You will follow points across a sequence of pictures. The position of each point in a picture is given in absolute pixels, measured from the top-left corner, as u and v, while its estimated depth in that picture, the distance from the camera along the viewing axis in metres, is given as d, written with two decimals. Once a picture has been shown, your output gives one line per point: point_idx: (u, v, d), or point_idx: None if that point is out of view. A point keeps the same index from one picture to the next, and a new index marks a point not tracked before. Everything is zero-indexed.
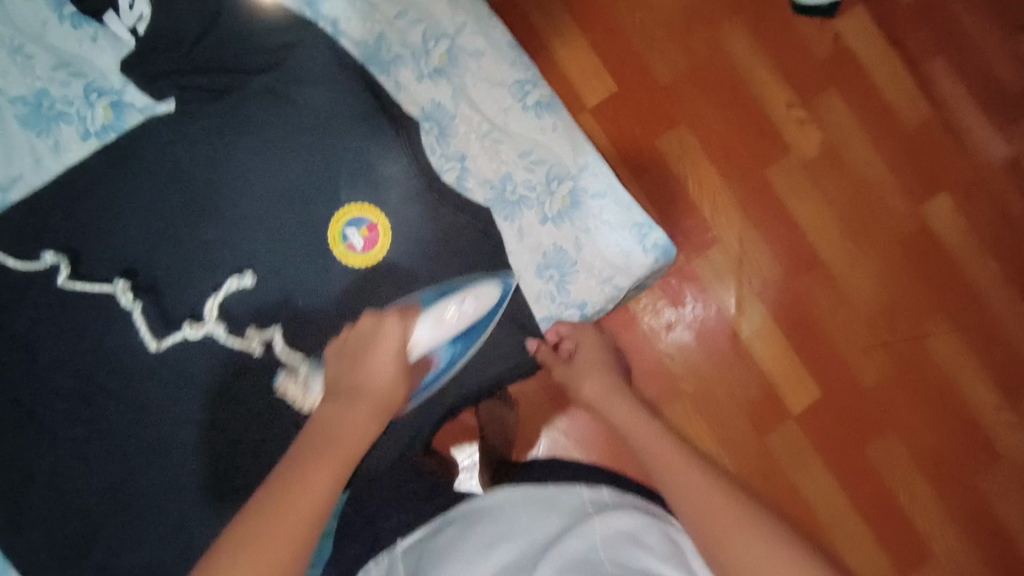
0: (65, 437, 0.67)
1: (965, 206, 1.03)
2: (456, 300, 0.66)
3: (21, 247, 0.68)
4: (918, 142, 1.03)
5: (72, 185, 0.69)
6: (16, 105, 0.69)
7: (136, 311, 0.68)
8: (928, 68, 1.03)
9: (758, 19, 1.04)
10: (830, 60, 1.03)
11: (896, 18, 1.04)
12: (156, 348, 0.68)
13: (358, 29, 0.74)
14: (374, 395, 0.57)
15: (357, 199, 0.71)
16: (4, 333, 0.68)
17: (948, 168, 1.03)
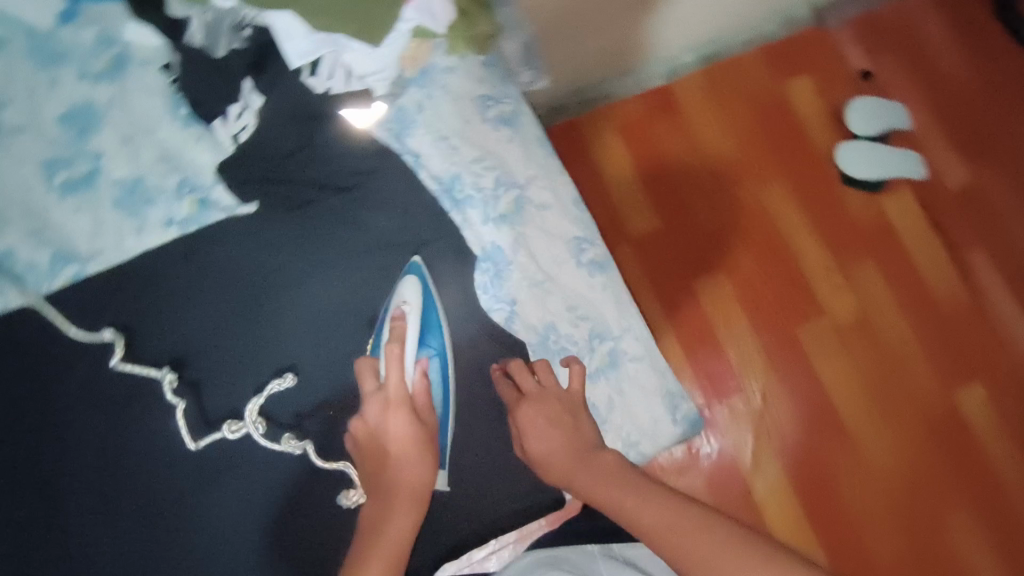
0: (78, 511, 0.68)
1: (875, 389, 1.34)
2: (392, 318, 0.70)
3: (85, 316, 0.72)
4: (844, 335, 1.37)
5: (147, 266, 0.74)
6: (113, 188, 0.74)
7: (178, 407, 0.71)
8: (859, 277, 1.41)
9: (734, 225, 1.44)
10: (790, 259, 1.39)
11: (844, 238, 1.42)
12: (193, 447, 0.71)
13: (438, 166, 0.77)
14: (406, 493, 0.62)
15: None
16: (44, 396, 0.70)
17: (867, 358, 1.36)
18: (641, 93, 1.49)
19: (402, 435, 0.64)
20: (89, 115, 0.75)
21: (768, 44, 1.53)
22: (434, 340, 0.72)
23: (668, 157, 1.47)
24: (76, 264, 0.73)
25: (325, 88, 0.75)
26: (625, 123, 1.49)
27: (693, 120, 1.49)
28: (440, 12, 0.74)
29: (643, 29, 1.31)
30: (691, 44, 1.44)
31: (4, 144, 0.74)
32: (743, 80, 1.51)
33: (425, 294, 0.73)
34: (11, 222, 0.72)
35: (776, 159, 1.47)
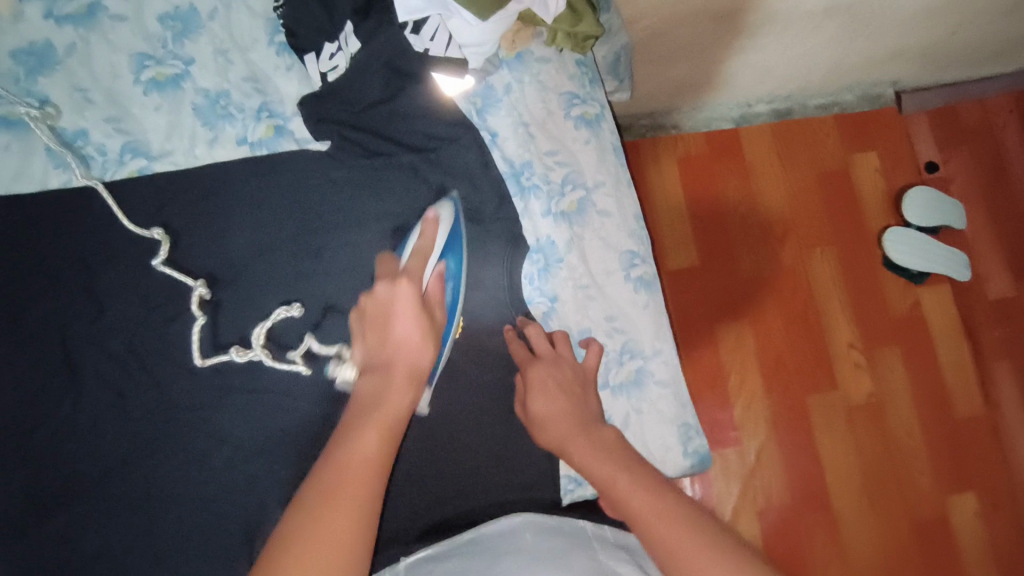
0: (87, 397, 0.68)
1: (871, 470, 1.34)
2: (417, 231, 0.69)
3: (140, 211, 0.73)
4: (853, 411, 1.37)
5: (209, 178, 0.74)
6: (197, 95, 0.75)
7: (198, 322, 0.71)
8: (882, 358, 1.40)
9: (772, 279, 1.43)
10: (811, 326, 1.41)
11: (874, 318, 1.42)
12: (200, 363, 0.70)
13: (512, 150, 0.79)
14: (406, 365, 0.58)
15: None
16: (82, 278, 0.71)
17: (871, 438, 1.36)
18: (708, 130, 1.49)
19: (410, 304, 0.60)
20: (190, 21, 0.76)
21: (844, 111, 1.52)
22: (453, 257, 0.70)
23: (720, 198, 1.47)
24: (145, 159, 0.74)
25: (423, 49, 0.73)
26: (685, 156, 1.48)
27: (753, 168, 1.48)
28: (552, 2, 0.73)
29: (727, 67, 1.31)
30: (769, 93, 1.43)
31: (103, 28, 0.75)
32: (812, 141, 1.50)
33: (457, 222, 0.72)
34: (92, 104, 0.74)
35: (826, 225, 1.47)
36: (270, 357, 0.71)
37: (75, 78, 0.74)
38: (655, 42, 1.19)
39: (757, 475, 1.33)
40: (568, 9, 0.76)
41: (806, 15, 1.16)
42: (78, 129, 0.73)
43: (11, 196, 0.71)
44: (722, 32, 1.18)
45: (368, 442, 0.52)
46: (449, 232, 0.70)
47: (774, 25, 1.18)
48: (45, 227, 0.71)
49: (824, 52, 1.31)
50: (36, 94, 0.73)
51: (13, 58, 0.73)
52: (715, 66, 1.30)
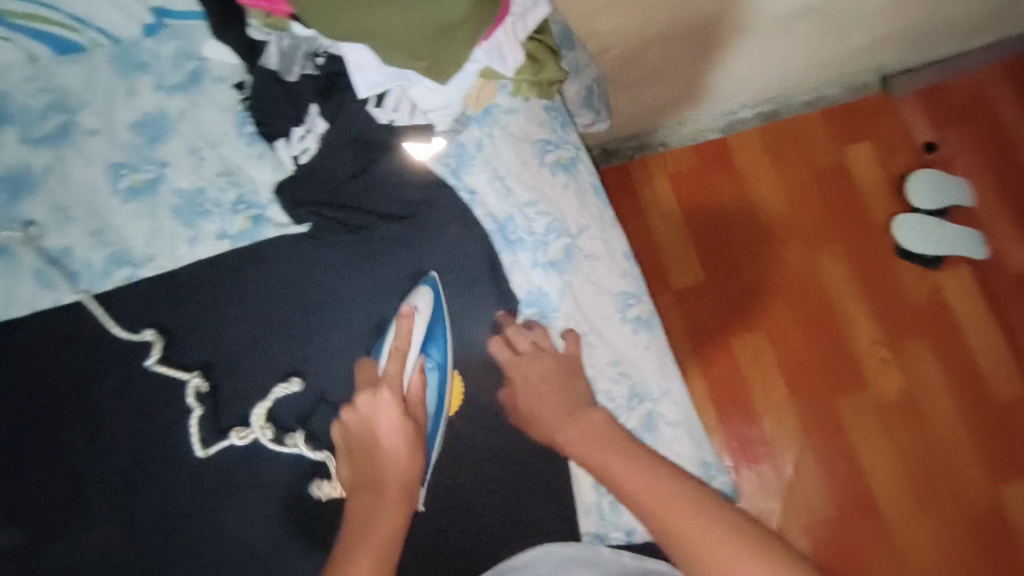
0: (97, 515, 0.68)
1: (916, 470, 1.29)
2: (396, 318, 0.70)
3: (132, 319, 0.73)
4: (887, 410, 1.32)
5: (196, 276, 0.75)
6: (174, 196, 0.76)
7: (195, 414, 0.70)
8: (909, 351, 1.36)
9: (783, 285, 1.40)
10: (829, 326, 1.37)
11: (893, 311, 1.38)
12: (200, 454, 0.69)
13: (493, 205, 0.78)
14: (397, 483, 0.61)
15: None
16: (82, 392, 0.71)
17: (909, 435, 1.31)
18: (694, 144, 1.48)
19: (391, 412, 0.63)
20: (160, 125, 0.77)
21: (830, 106, 1.50)
22: (438, 348, 0.70)
23: (717, 210, 1.45)
24: (130, 268, 0.74)
25: (388, 120, 0.73)
26: (675, 173, 1.47)
27: (747, 176, 1.47)
28: (510, 56, 0.73)
29: (703, 83, 1.31)
30: (751, 100, 1.43)
31: (77, 144, 0.76)
32: (802, 140, 1.49)
33: (438, 302, 0.72)
34: (74, 221, 0.74)
35: (830, 223, 1.44)
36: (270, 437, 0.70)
37: (55, 197, 0.75)
38: (628, 69, 1.19)
39: (798, 489, 1.29)
40: (529, 60, 0.76)
41: (774, 22, 1.17)
42: (62, 246, 0.73)
43: (5, 322, 0.72)
44: (692, 51, 1.19)
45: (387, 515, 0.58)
46: (428, 325, 0.70)
47: (746, 33, 1.18)
48: (42, 346, 0.72)
49: (798, 54, 1.31)
50: (19, 219, 0.74)
51: None
52: (694, 80, 1.29)
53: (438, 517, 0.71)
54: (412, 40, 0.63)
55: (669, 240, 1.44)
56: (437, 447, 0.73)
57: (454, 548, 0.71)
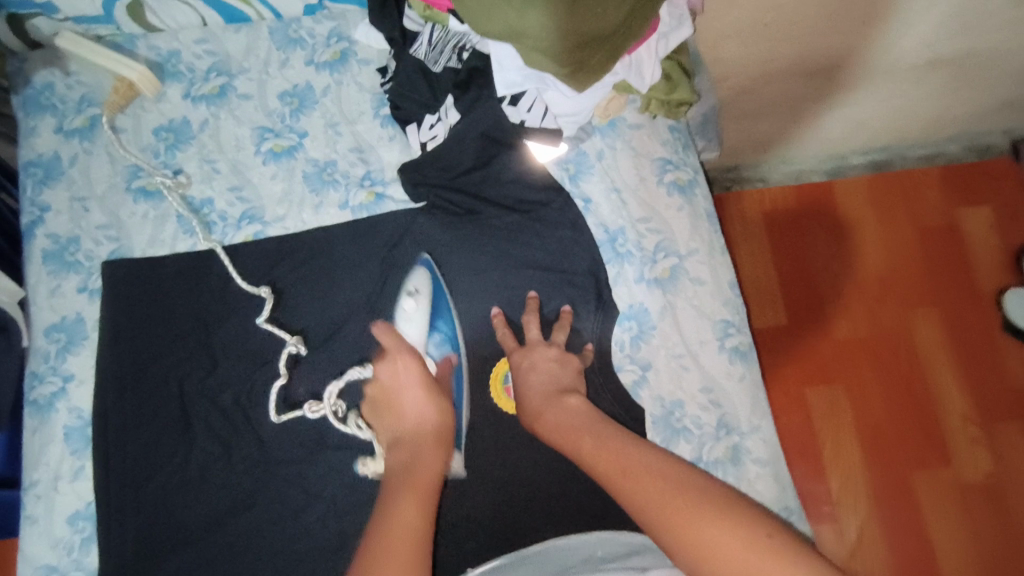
0: (197, 448, 0.72)
1: (994, 562, 1.20)
2: (410, 294, 0.72)
3: (252, 271, 0.78)
4: (970, 492, 1.24)
5: (313, 239, 0.79)
6: (308, 165, 0.81)
7: (281, 380, 0.73)
8: (1002, 433, 1.27)
9: (873, 343, 1.34)
10: (917, 394, 1.31)
11: (990, 389, 1.30)
12: (275, 419, 0.72)
13: (606, 216, 0.79)
14: (431, 432, 0.65)
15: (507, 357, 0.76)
16: (199, 333, 0.76)
17: (992, 524, 1.22)
18: (798, 185, 1.44)
19: (415, 376, 0.67)
20: (306, 97, 0.83)
21: (949, 164, 1.43)
22: (445, 322, 0.73)
23: (811, 255, 1.41)
24: (259, 224, 0.79)
25: (520, 120, 0.76)
26: (772, 211, 1.44)
27: (849, 225, 1.42)
28: (648, 71, 0.74)
29: (818, 123, 1.28)
30: (865, 147, 1.38)
31: (230, 105, 0.82)
32: (914, 197, 1.42)
33: (438, 286, 0.74)
34: (218, 175, 0.80)
35: (933, 286, 1.37)
36: (338, 419, 0.71)
37: (205, 151, 0.81)
38: (745, 100, 1.18)
39: (858, 557, 1.22)
40: (663, 78, 0.77)
41: (905, 70, 1.13)
42: (204, 198, 0.80)
43: (144, 258, 0.78)
44: (814, 90, 1.16)
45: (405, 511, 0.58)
46: (429, 301, 0.73)
47: (875, 77, 1.14)
48: (169, 283, 0.77)
49: (925, 106, 1.26)
50: (171, 166, 0.80)
51: (155, 135, 0.81)
52: (810, 119, 1.26)
53: (507, 505, 0.72)
54: (558, 45, 0.64)
55: (758, 280, 1.40)
56: (515, 441, 0.73)
57: (517, 539, 0.71)
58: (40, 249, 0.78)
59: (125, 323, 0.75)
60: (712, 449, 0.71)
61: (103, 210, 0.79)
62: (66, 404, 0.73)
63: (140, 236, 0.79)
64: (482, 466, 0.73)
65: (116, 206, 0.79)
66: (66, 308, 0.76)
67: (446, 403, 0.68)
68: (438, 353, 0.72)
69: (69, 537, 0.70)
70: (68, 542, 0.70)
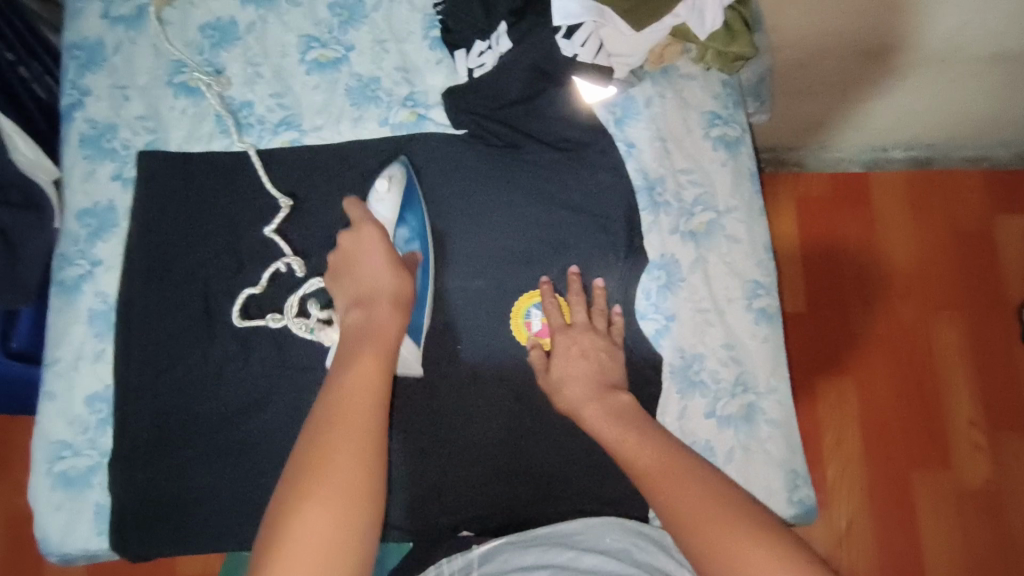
0: (217, 346, 0.73)
1: (979, 567, 1.21)
2: (382, 176, 0.73)
3: (285, 179, 0.77)
4: (966, 497, 1.24)
5: (350, 154, 0.78)
6: (351, 79, 0.80)
7: (257, 288, 0.74)
8: (1007, 443, 1.27)
9: (887, 340, 1.33)
10: (926, 395, 1.30)
11: (1002, 398, 1.29)
12: (239, 322, 0.73)
13: (647, 162, 0.78)
14: (390, 295, 0.61)
15: (529, 290, 0.75)
16: (227, 233, 0.76)
17: (984, 531, 1.23)
18: (834, 172, 1.42)
19: (378, 243, 0.65)
20: (356, 11, 0.81)
21: (992, 168, 1.40)
22: (414, 217, 0.73)
23: (838, 246, 1.39)
24: (296, 132, 0.78)
25: (572, 54, 0.73)
26: (804, 195, 1.41)
27: (880, 220, 1.39)
28: (710, 20, 0.73)
29: (866, 109, 1.25)
30: (909, 141, 1.34)
31: (280, 9, 0.81)
32: (950, 198, 1.39)
33: (411, 180, 0.75)
34: (261, 80, 0.79)
35: (957, 290, 1.35)
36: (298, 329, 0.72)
37: (250, 54, 0.80)
38: (793, 74, 1.15)
39: (846, 547, 1.23)
40: (724, 28, 0.75)
41: (966, 60, 1.10)
42: (244, 100, 0.79)
43: (179, 153, 0.77)
44: (868, 72, 1.13)
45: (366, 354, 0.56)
46: (402, 194, 0.73)
47: (932, 66, 1.11)
48: (201, 181, 0.77)
49: (981, 103, 1.22)
50: (214, 65, 0.79)
51: (201, 32, 0.80)
52: (857, 103, 1.23)
53: (515, 435, 0.72)
54: None
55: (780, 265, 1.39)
56: (531, 376, 0.74)
57: (525, 471, 0.72)
58: (77, 132, 0.77)
59: (155, 215, 0.75)
60: (727, 405, 0.71)
61: (143, 101, 0.78)
62: (92, 287, 0.74)
63: (177, 131, 0.78)
64: (495, 396, 0.73)
65: (156, 98, 0.78)
66: (99, 195, 0.76)
67: (407, 273, 0.65)
68: (407, 247, 0.71)
69: (85, 417, 0.72)
70: (84, 422, 0.71)
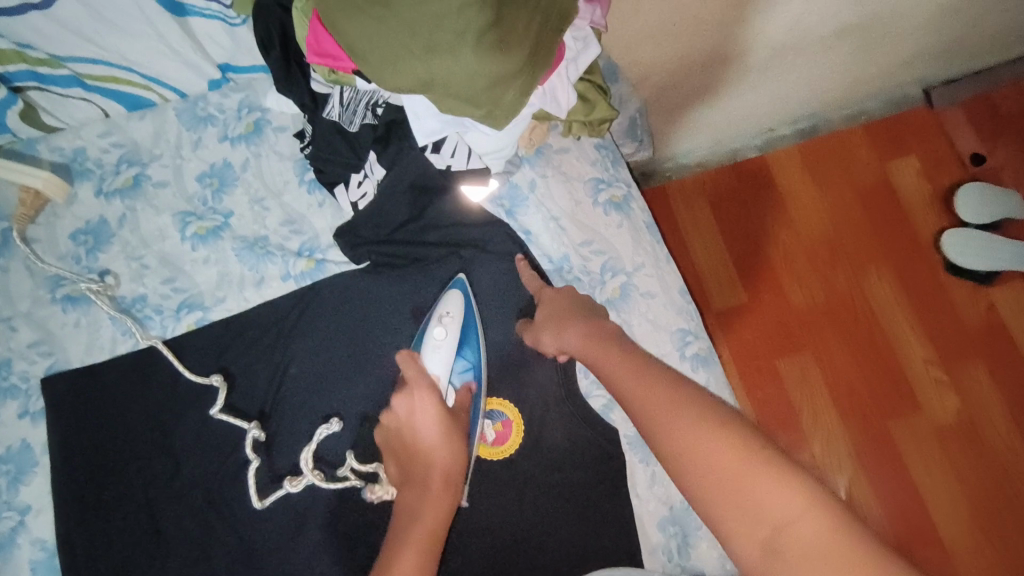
0: (173, 555, 0.69)
1: (979, 497, 1.25)
2: (439, 320, 0.72)
3: (199, 363, 0.75)
4: (945, 433, 1.29)
5: (258, 317, 0.76)
6: (237, 242, 0.78)
7: (253, 463, 0.71)
8: (965, 371, 1.32)
9: (830, 308, 1.38)
10: (879, 349, 1.34)
11: (948, 331, 1.34)
12: (258, 506, 0.70)
13: (548, 245, 0.79)
14: (440, 475, 0.64)
15: (495, 396, 0.75)
16: (156, 436, 0.72)
17: (973, 462, 1.27)
18: (732, 164, 1.47)
19: (430, 412, 0.67)
20: (225, 176, 0.81)
21: (870, 121, 1.47)
22: (471, 350, 0.73)
23: (759, 232, 1.43)
24: (200, 312, 0.76)
25: (446, 166, 0.77)
26: (714, 194, 1.46)
27: (788, 196, 1.45)
28: (563, 97, 0.75)
29: (743, 103, 1.30)
30: (789, 118, 1.42)
31: (148, 195, 0.79)
32: (844, 158, 1.46)
33: (469, 308, 0.74)
34: (149, 270, 0.77)
35: (876, 241, 1.41)
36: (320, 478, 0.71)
37: (130, 248, 0.78)
38: (665, 96, 1.20)
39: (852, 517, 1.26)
40: (581, 101, 0.78)
41: (813, 44, 1.17)
42: (136, 295, 0.76)
43: (83, 368, 0.73)
44: (730, 74, 1.19)
45: (405, 563, 0.59)
46: (458, 334, 0.72)
47: (785, 55, 1.18)
48: (115, 389, 0.73)
49: (839, 72, 1.30)
50: (96, 270, 0.77)
51: (74, 239, 0.78)
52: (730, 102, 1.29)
53: (502, 548, 0.72)
54: (468, 88, 0.65)
55: (715, 265, 1.43)
56: (499, 484, 0.73)
57: None
58: None
59: (75, 439, 0.72)
60: None
61: (31, 326, 0.74)
62: (27, 538, 0.69)
63: (76, 347, 0.74)
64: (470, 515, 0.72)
65: (44, 320, 0.75)
66: (9, 437, 0.72)
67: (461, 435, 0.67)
68: (460, 381, 0.72)
69: None
70: None
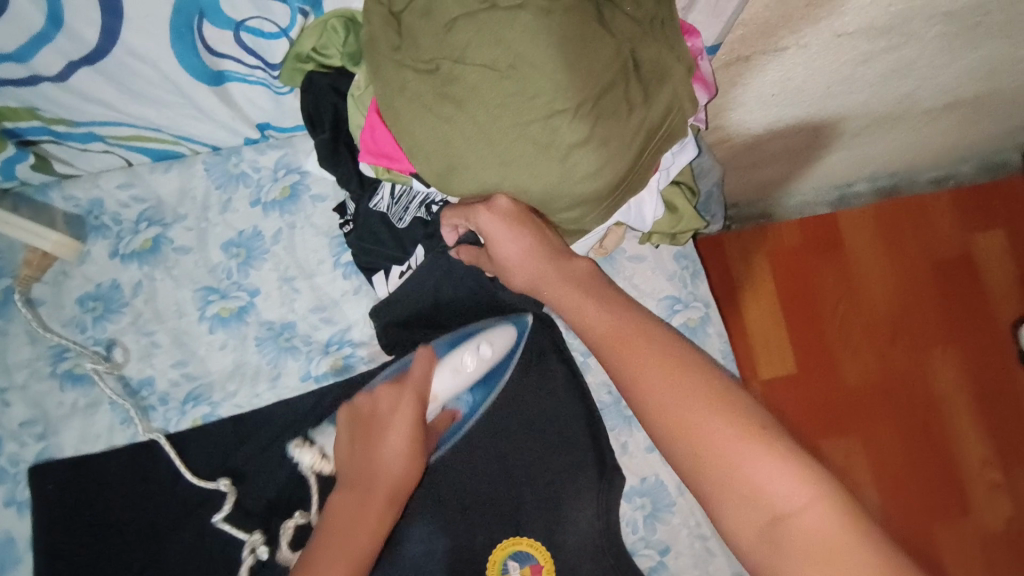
0: None
1: None
2: (480, 352, 0.62)
3: (206, 464, 0.67)
4: (998, 550, 1.11)
5: (276, 418, 0.68)
6: (260, 328, 0.70)
7: None
8: None
9: (889, 398, 1.15)
10: (936, 449, 1.14)
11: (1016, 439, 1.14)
12: None
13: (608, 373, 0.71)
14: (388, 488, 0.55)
15: (515, 534, 0.66)
16: (150, 541, 0.65)
17: None
18: (799, 220, 1.22)
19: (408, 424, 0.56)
20: (252, 248, 0.71)
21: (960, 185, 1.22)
22: (483, 390, 0.66)
23: (816, 299, 1.20)
24: (208, 406, 0.68)
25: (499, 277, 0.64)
26: (774, 249, 1.21)
27: (859, 261, 1.20)
28: (650, 211, 0.63)
29: (821, 165, 1.07)
30: (870, 174, 1.16)
31: (164, 260, 0.71)
32: (923, 225, 1.21)
33: (513, 352, 0.66)
34: (159, 349, 0.69)
35: (949, 324, 1.18)
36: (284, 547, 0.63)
37: (141, 322, 0.70)
38: (743, 156, 0.98)
39: None
40: (667, 211, 0.66)
41: (920, 112, 0.95)
42: (144, 377, 0.69)
43: (76, 459, 0.66)
44: (815, 143, 0.98)
45: None
46: (487, 371, 0.64)
47: (882, 124, 0.96)
48: (110, 487, 0.66)
49: (942, 141, 1.08)
50: (102, 342, 0.69)
51: (80, 305, 0.70)
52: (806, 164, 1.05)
53: None
54: (551, 194, 0.53)
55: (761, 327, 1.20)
56: None
57: None
58: None
59: (62, 539, 0.65)
60: None
61: (24, 403, 0.68)
62: None
63: (73, 434, 0.67)
64: None
65: (40, 396, 0.68)
66: None
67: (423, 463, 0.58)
68: (450, 406, 0.65)
69: None
70: None
